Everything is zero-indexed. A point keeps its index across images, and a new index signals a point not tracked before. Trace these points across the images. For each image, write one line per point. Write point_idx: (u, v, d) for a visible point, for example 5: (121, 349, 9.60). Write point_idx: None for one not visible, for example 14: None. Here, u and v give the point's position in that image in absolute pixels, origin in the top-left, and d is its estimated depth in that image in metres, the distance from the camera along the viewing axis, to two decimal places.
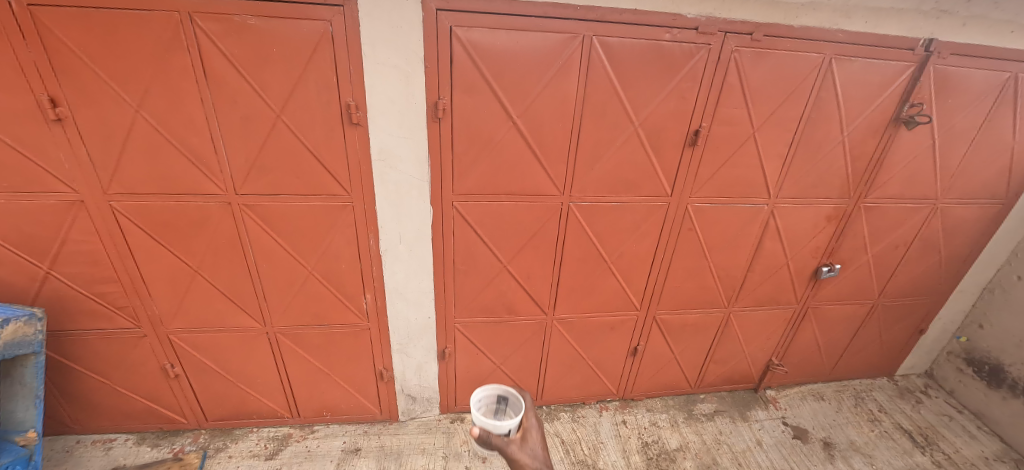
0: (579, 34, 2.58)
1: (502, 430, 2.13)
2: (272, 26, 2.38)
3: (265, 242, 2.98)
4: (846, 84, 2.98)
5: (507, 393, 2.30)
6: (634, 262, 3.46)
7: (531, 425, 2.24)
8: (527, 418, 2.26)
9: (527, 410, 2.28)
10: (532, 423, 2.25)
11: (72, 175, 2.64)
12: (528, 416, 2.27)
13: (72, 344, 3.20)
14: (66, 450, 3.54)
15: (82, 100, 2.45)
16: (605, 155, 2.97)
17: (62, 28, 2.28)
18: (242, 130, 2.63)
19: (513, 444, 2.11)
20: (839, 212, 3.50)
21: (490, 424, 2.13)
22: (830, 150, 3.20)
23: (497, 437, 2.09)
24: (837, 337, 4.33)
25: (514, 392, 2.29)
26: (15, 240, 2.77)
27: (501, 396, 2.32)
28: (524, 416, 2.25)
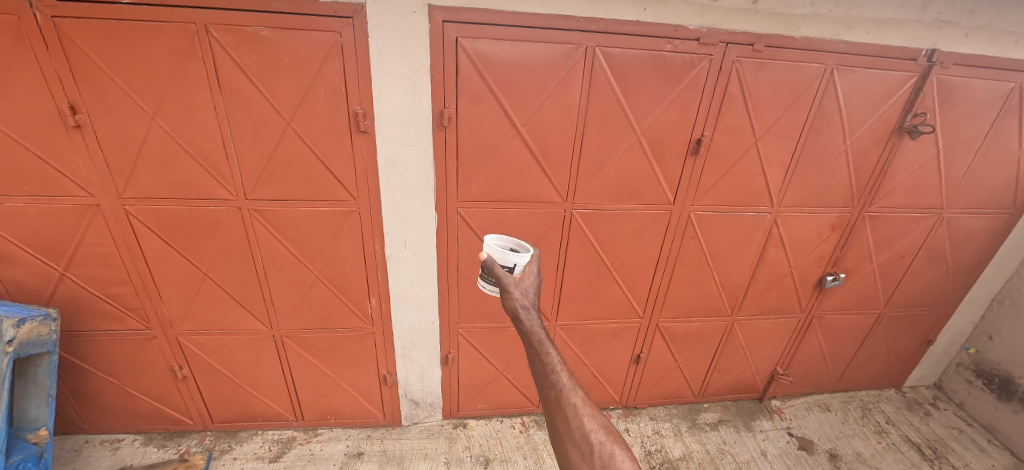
0: (582, 44, 2.63)
1: (508, 263, 2.22)
2: (284, 37, 2.46)
3: (273, 246, 3.05)
4: (848, 94, 3.00)
5: (521, 244, 2.32)
6: (636, 269, 3.47)
7: (532, 270, 2.23)
8: (529, 265, 2.25)
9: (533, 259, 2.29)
10: (533, 269, 2.22)
11: (89, 180, 2.72)
12: (531, 262, 2.25)
13: (84, 344, 3.27)
14: (75, 449, 3.59)
15: (101, 107, 2.54)
16: (608, 163, 3.00)
17: (84, 39, 2.37)
18: (254, 137, 2.70)
19: (511, 280, 2.15)
20: (843, 221, 3.50)
21: (498, 255, 2.22)
22: (833, 159, 3.21)
23: (497, 266, 2.16)
24: (843, 347, 4.30)
25: (526, 244, 2.30)
26: (33, 242, 2.86)
27: (516, 245, 2.35)
28: (527, 260, 2.25)
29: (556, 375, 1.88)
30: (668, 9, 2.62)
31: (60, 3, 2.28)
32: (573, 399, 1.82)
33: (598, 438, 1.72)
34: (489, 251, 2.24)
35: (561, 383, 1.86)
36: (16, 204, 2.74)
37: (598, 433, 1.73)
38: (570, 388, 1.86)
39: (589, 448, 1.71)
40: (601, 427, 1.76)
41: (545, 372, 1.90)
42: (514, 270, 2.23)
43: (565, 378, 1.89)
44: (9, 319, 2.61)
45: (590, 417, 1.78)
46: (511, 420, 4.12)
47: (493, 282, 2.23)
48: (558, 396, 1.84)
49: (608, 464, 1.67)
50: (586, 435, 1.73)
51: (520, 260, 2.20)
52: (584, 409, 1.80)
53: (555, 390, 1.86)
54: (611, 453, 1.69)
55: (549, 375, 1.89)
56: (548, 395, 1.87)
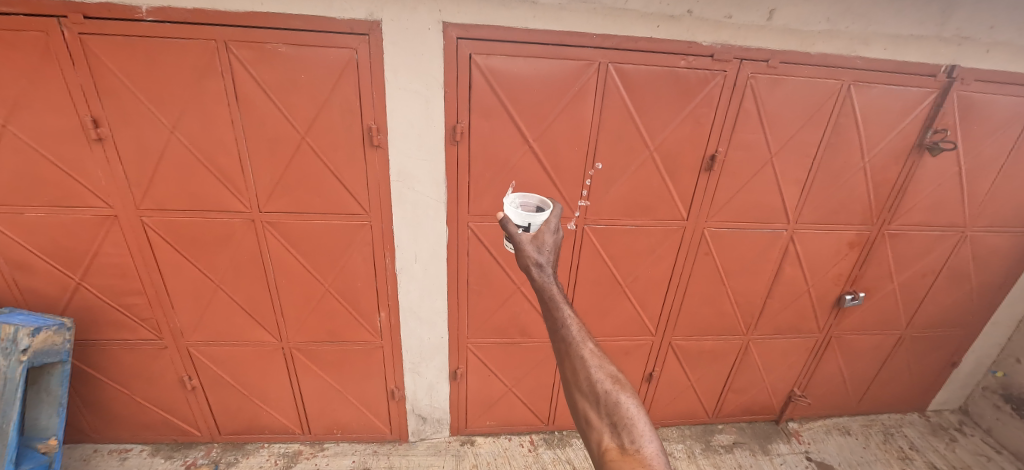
0: (595, 61, 2.64)
1: (523, 223, 2.08)
2: (301, 53, 2.50)
3: (285, 258, 3.06)
4: (866, 110, 2.95)
5: (543, 203, 2.20)
6: (649, 286, 3.42)
7: (551, 224, 2.03)
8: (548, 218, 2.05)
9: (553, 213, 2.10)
10: (551, 225, 2.01)
11: (109, 192, 2.77)
12: (551, 217, 2.04)
13: (97, 353, 3.30)
14: (84, 458, 3.60)
15: (123, 121, 2.60)
16: (621, 178, 2.98)
17: (108, 55, 2.44)
18: (269, 151, 2.74)
19: (525, 235, 1.97)
20: (862, 238, 3.41)
21: (513, 214, 2.10)
22: (851, 176, 3.15)
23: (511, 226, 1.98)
24: (863, 368, 4.16)
25: (548, 202, 2.18)
26: (53, 252, 2.92)
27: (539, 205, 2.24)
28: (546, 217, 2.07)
29: (566, 327, 1.77)
30: (681, 25, 2.62)
31: (88, 21, 2.36)
32: (582, 351, 1.71)
33: (605, 387, 1.62)
34: (507, 211, 2.12)
35: (571, 336, 1.75)
36: (37, 214, 2.79)
37: (606, 383, 1.63)
38: (581, 339, 1.75)
39: (596, 398, 1.61)
40: (610, 376, 1.66)
41: (555, 324, 1.80)
42: (529, 230, 2.09)
43: (576, 330, 1.77)
44: (23, 328, 2.65)
45: (599, 367, 1.68)
46: (520, 438, 4.04)
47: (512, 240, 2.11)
48: (568, 348, 1.74)
49: (615, 413, 1.58)
50: (594, 385, 1.63)
51: (536, 218, 2.05)
52: (593, 359, 1.69)
53: (565, 343, 1.75)
54: (617, 402, 1.59)
55: (560, 328, 1.78)
56: (558, 347, 1.77)
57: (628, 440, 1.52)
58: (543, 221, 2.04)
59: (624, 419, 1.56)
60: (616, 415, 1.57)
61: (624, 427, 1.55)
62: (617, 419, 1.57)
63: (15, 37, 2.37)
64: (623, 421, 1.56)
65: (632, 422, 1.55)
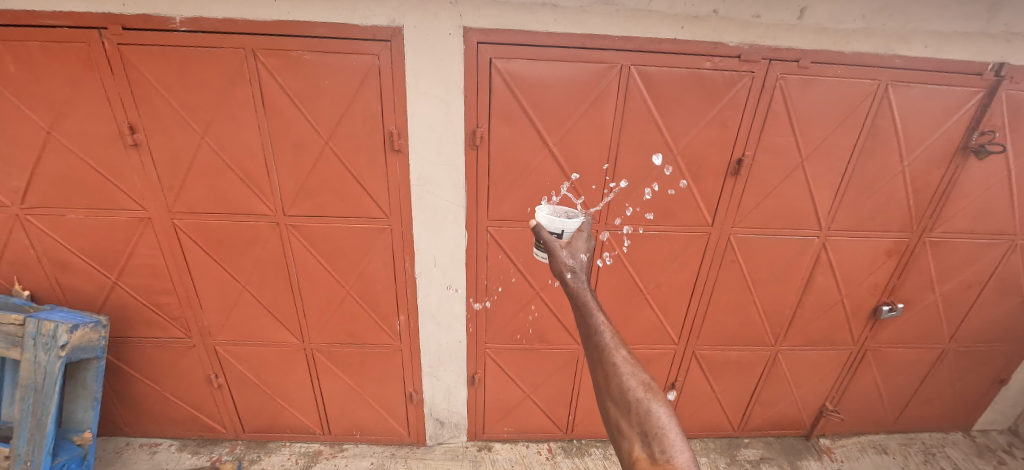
0: (617, 63, 2.60)
1: (555, 229, 2.17)
2: (325, 60, 2.55)
3: (308, 261, 3.11)
4: (905, 111, 2.80)
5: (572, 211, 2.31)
6: (671, 293, 3.33)
7: (585, 234, 2.12)
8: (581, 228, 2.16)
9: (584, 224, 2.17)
10: (584, 233, 2.12)
11: (143, 195, 2.89)
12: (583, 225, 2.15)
13: (131, 350, 3.44)
14: (117, 451, 3.74)
15: (157, 128, 2.71)
16: (643, 183, 2.91)
17: (144, 64, 2.55)
18: (294, 156, 2.80)
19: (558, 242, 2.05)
20: (901, 246, 3.23)
21: (547, 220, 2.17)
22: (889, 181, 2.99)
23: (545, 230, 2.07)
24: (901, 383, 3.93)
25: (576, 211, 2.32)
26: (91, 252, 3.06)
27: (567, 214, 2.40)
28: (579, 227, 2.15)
29: (599, 333, 1.76)
30: (707, 26, 2.55)
31: (127, 32, 2.47)
32: (614, 358, 1.69)
33: (637, 396, 1.59)
34: (540, 217, 2.21)
35: (603, 342, 1.74)
36: (78, 216, 2.93)
37: (638, 391, 1.60)
38: (614, 345, 1.74)
39: (627, 406, 1.59)
40: (642, 384, 1.63)
41: (588, 330, 1.80)
42: (561, 236, 2.18)
43: (609, 336, 1.76)
44: (62, 325, 2.76)
45: (631, 375, 1.65)
46: (538, 445, 3.99)
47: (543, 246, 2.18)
48: (600, 354, 1.73)
49: (646, 423, 1.54)
50: (625, 393, 1.61)
51: (568, 225, 2.15)
52: (625, 367, 1.67)
53: (597, 349, 1.74)
54: (648, 410, 1.56)
55: (593, 334, 1.78)
56: (590, 353, 1.77)
57: (659, 451, 1.48)
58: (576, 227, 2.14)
59: (655, 429, 1.52)
60: (647, 425, 1.54)
61: (655, 437, 1.51)
62: (648, 428, 1.53)
63: (60, 48, 2.50)
64: (655, 431, 1.52)
65: (664, 432, 1.51)
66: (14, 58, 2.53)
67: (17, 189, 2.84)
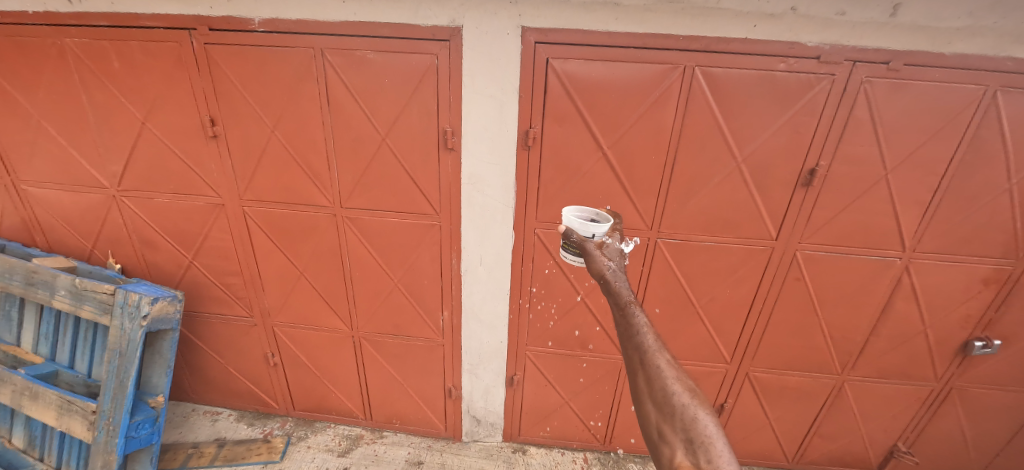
0: (679, 64, 2.48)
1: (587, 233, 2.14)
2: (386, 59, 2.63)
3: (360, 252, 3.24)
4: (1017, 121, 2.45)
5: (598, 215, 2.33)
6: (726, 309, 3.14)
7: (617, 238, 2.18)
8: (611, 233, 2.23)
9: (614, 230, 2.24)
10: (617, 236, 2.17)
11: (218, 183, 3.13)
12: (615, 232, 2.23)
13: (201, 324, 3.75)
14: (184, 415, 4.09)
15: (234, 121, 2.92)
16: (702, 191, 2.76)
17: (226, 62, 2.75)
18: (353, 151, 2.91)
19: (594, 246, 2.08)
20: (1002, 275, 2.83)
21: (578, 225, 2.17)
22: (992, 199, 2.63)
23: (577, 235, 2.14)
24: (993, 430, 3.45)
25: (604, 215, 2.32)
26: (172, 232, 3.36)
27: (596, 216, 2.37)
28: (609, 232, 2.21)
29: (642, 335, 1.75)
30: (782, 24, 2.37)
31: (213, 32, 2.69)
32: (658, 362, 1.68)
33: (682, 402, 1.60)
34: (570, 223, 2.18)
35: (646, 345, 1.73)
36: (163, 199, 3.23)
37: (682, 397, 1.61)
38: (657, 348, 1.72)
39: (671, 412, 1.60)
40: (687, 390, 1.63)
41: (629, 330, 1.78)
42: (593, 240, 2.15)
43: (651, 339, 1.75)
44: (144, 297, 3.05)
45: (676, 380, 1.65)
46: (573, 453, 3.90)
47: (573, 249, 2.18)
48: (642, 357, 1.71)
49: (691, 430, 1.55)
50: (669, 398, 1.61)
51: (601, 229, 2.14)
52: (670, 372, 1.66)
53: (639, 351, 1.73)
54: (694, 418, 1.56)
55: (634, 335, 1.77)
56: (631, 355, 1.75)
57: (704, 459, 1.49)
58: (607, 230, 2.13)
59: (701, 437, 1.53)
60: (692, 432, 1.55)
61: (700, 445, 1.52)
62: (693, 436, 1.54)
63: (157, 47, 2.77)
64: (700, 439, 1.53)
65: (709, 441, 1.51)
66: (119, 56, 2.83)
67: (115, 172, 3.18)
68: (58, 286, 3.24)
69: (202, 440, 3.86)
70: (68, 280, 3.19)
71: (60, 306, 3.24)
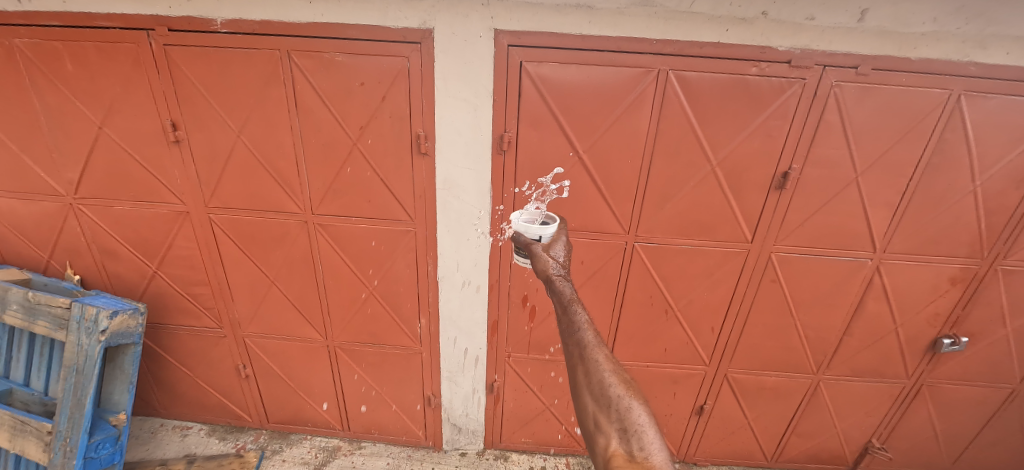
0: (653, 68, 2.47)
1: (533, 236, 2.17)
2: (356, 62, 2.56)
3: (333, 260, 3.15)
4: (980, 125, 2.51)
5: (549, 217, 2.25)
6: (703, 311, 3.15)
7: (562, 240, 2.21)
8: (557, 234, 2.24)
9: (561, 234, 2.26)
10: (561, 238, 2.21)
11: (183, 190, 3.00)
12: (561, 234, 2.25)
13: (168, 336, 3.60)
14: (152, 431, 3.92)
15: (197, 126, 2.80)
16: (678, 195, 2.76)
17: (187, 65, 2.64)
18: (323, 156, 2.82)
19: (539, 246, 2.13)
20: (968, 274, 2.90)
21: (524, 228, 2.18)
22: (957, 201, 2.69)
23: (524, 238, 2.16)
24: (961, 424, 3.53)
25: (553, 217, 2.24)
26: (135, 241, 3.21)
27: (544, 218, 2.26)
28: (555, 233, 2.23)
29: (582, 331, 1.79)
30: (754, 29, 2.37)
31: (172, 34, 2.57)
32: (595, 356, 1.71)
33: (617, 392, 1.61)
34: (516, 224, 2.20)
35: (586, 341, 1.76)
36: (124, 207, 3.09)
37: (618, 388, 1.62)
38: (595, 343, 1.76)
39: (607, 402, 1.60)
40: (623, 381, 1.64)
41: (570, 327, 1.83)
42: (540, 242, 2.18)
43: (591, 335, 1.78)
44: (103, 311, 2.90)
45: (612, 371, 1.67)
46: (555, 459, 3.88)
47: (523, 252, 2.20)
48: (581, 351, 1.74)
49: (625, 419, 1.56)
50: (604, 388, 1.62)
51: (546, 230, 2.15)
52: (607, 364, 1.68)
53: (578, 346, 1.77)
54: (628, 407, 1.57)
55: (574, 332, 1.81)
56: (572, 350, 1.78)
57: (637, 448, 1.50)
58: (552, 233, 2.15)
59: (634, 426, 1.54)
60: (626, 421, 1.56)
61: (634, 434, 1.53)
62: (627, 425, 1.55)
63: (113, 48, 2.63)
64: (633, 428, 1.54)
65: (642, 430, 1.53)
66: (73, 58, 2.69)
67: (72, 180, 3.03)
68: (10, 300, 3.08)
69: (170, 458, 3.71)
70: (21, 294, 3.03)
71: (14, 322, 3.09)
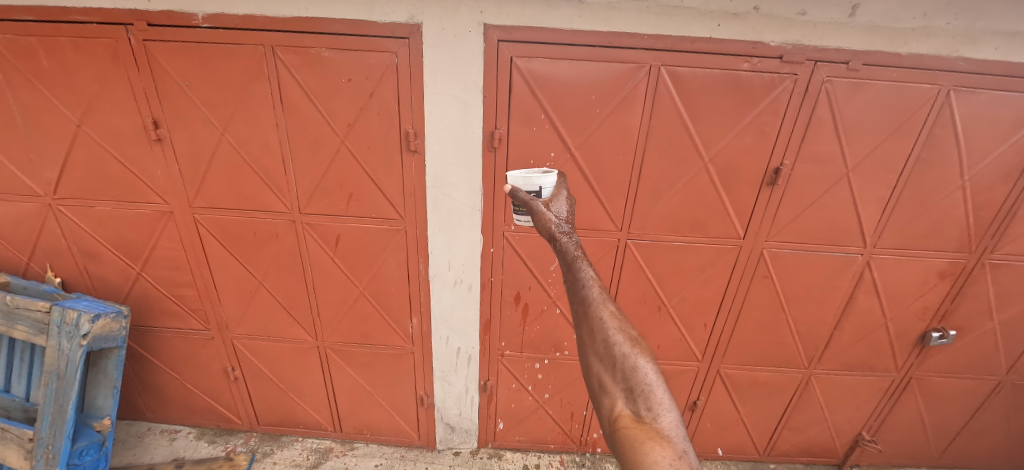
0: (645, 63, 2.44)
1: (532, 188, 2.11)
2: (343, 57, 2.50)
3: (322, 260, 3.09)
4: (968, 120, 2.52)
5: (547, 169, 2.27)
6: (696, 308, 3.14)
7: (563, 195, 2.15)
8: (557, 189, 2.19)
9: (560, 188, 2.19)
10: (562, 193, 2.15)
11: (166, 189, 2.92)
12: (560, 189, 2.19)
13: (154, 339, 3.53)
14: (139, 435, 3.85)
15: (179, 123, 2.73)
16: (670, 191, 2.74)
17: (168, 61, 2.56)
18: (310, 154, 2.77)
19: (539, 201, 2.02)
20: (955, 268, 2.93)
21: (522, 180, 2.10)
22: (946, 196, 2.71)
23: (523, 193, 2.02)
24: (948, 415, 3.58)
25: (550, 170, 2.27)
26: (117, 243, 3.13)
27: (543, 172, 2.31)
28: (555, 188, 2.16)
29: (587, 288, 1.77)
30: (746, 24, 2.35)
31: (152, 28, 2.49)
32: (602, 314, 1.70)
33: (624, 351, 1.63)
34: (514, 177, 2.12)
35: (591, 297, 1.74)
36: (105, 208, 3.00)
37: (624, 347, 1.64)
38: (600, 300, 1.75)
39: (613, 362, 1.62)
40: (629, 340, 1.66)
41: (575, 284, 1.79)
42: (539, 194, 2.12)
43: (596, 291, 1.77)
44: (84, 314, 2.83)
45: (618, 330, 1.67)
46: (549, 457, 3.87)
47: (522, 210, 2.12)
48: (586, 309, 1.73)
49: (631, 380, 1.59)
50: (611, 348, 1.64)
51: (545, 181, 2.10)
52: (612, 323, 1.69)
53: (583, 303, 1.74)
54: (635, 366, 1.61)
55: (580, 288, 1.78)
56: (576, 308, 1.77)
57: (644, 407, 1.54)
58: (552, 182, 2.11)
59: (641, 385, 1.58)
60: (633, 381, 1.59)
61: (641, 393, 1.57)
62: (634, 385, 1.58)
63: (90, 44, 2.55)
64: (640, 388, 1.58)
65: (649, 389, 1.57)
66: (48, 54, 2.60)
67: (50, 180, 2.93)
68: None
69: (158, 462, 3.65)
70: None
71: None
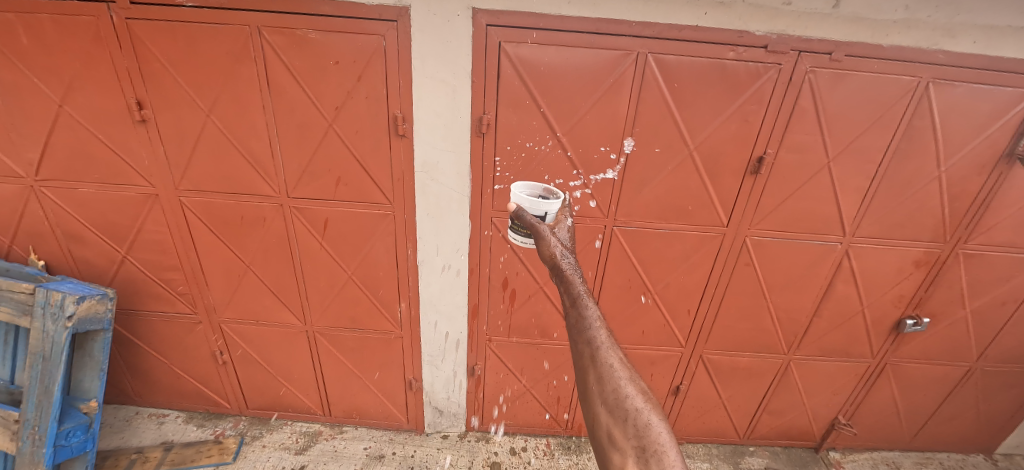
0: (633, 51, 2.46)
1: (538, 212, 2.11)
2: (331, 40, 2.48)
3: (310, 244, 3.10)
4: (946, 112, 2.58)
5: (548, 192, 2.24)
6: (680, 294, 3.21)
7: (567, 221, 2.20)
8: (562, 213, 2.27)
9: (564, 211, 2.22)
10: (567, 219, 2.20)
11: (150, 171, 2.90)
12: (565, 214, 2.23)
13: (141, 322, 3.51)
14: (126, 419, 3.85)
15: (164, 104, 2.70)
16: (655, 179, 2.78)
17: (152, 39, 2.52)
18: (298, 138, 2.76)
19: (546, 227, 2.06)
20: (930, 257, 3.01)
21: (529, 203, 2.10)
22: (923, 187, 2.78)
23: (530, 215, 2.05)
24: (920, 400, 3.71)
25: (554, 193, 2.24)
26: (102, 225, 3.10)
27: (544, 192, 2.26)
28: (560, 212, 2.20)
29: (595, 332, 1.81)
30: (732, 13, 2.38)
31: (134, 6, 2.44)
32: (610, 362, 1.73)
33: (635, 405, 1.63)
34: (520, 199, 2.12)
35: (598, 342, 1.79)
36: (89, 190, 2.97)
37: (635, 401, 1.65)
38: (609, 349, 1.78)
39: (623, 415, 1.61)
40: (640, 393, 1.68)
41: (582, 326, 1.84)
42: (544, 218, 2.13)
43: (604, 337, 1.81)
44: (69, 295, 2.81)
45: (629, 383, 1.69)
46: (536, 440, 3.94)
47: (524, 230, 2.10)
48: (594, 354, 1.76)
49: (644, 437, 1.56)
50: (621, 399, 1.64)
51: (552, 207, 2.11)
52: (622, 373, 1.72)
53: (590, 348, 1.78)
54: (648, 424, 1.59)
55: (586, 332, 1.82)
56: (582, 352, 1.79)
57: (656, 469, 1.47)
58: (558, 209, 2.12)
59: (653, 445, 1.53)
60: (645, 439, 1.55)
61: (653, 453, 1.51)
62: (646, 443, 1.54)
63: (70, 21, 2.50)
64: (652, 447, 1.53)
65: (662, 450, 1.52)
66: (27, 31, 2.55)
67: (32, 161, 2.89)
68: None
69: (147, 445, 3.65)
70: None
71: None
